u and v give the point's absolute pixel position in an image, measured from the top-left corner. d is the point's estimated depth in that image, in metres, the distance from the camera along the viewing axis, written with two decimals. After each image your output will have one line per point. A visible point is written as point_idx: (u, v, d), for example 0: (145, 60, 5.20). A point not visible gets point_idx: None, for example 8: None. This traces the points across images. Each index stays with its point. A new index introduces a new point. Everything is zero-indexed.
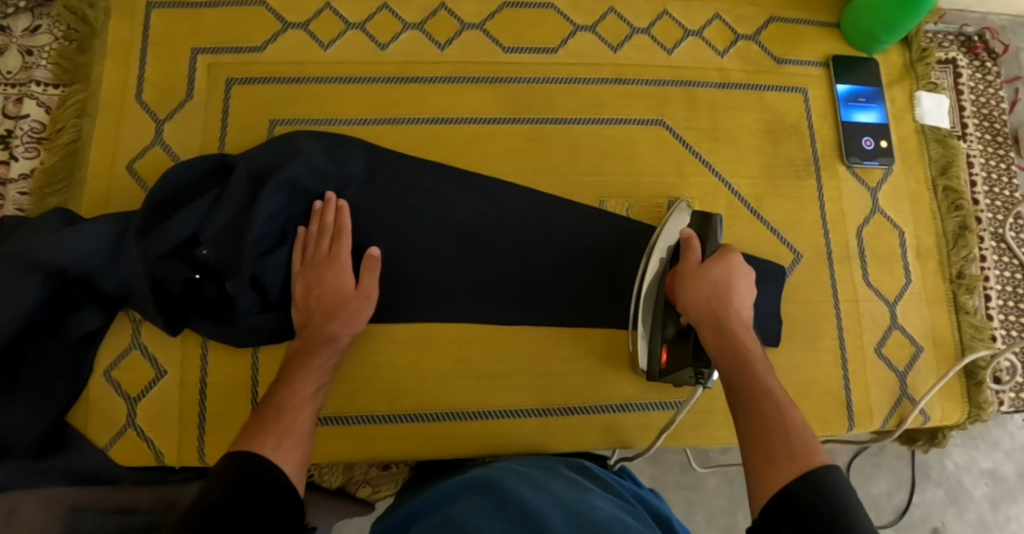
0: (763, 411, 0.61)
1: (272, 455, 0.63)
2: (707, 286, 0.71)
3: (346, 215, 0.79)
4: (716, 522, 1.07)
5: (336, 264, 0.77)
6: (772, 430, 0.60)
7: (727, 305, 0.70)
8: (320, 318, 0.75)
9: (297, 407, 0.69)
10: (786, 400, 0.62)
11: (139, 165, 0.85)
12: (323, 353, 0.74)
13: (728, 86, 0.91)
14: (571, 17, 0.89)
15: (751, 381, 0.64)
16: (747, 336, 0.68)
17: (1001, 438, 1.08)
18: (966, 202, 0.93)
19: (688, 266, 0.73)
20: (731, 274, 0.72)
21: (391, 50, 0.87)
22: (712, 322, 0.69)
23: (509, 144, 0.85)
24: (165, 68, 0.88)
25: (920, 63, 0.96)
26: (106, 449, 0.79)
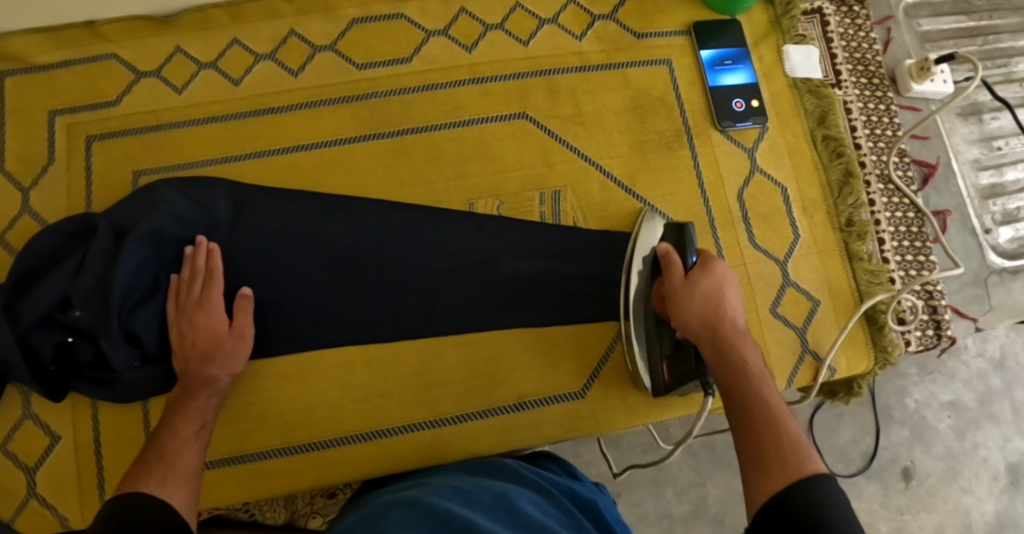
0: (758, 424, 0.63)
1: (158, 491, 0.63)
2: (701, 300, 0.71)
3: (217, 258, 0.79)
4: (686, 496, 1.06)
5: (206, 306, 0.77)
6: (770, 441, 0.61)
7: (724, 322, 0.70)
8: (195, 361, 0.75)
9: (180, 447, 0.69)
10: (781, 414, 0.63)
11: (10, 237, 0.84)
12: (203, 394, 0.75)
13: (588, 69, 0.91)
14: (421, 24, 0.90)
15: (750, 394, 0.65)
16: (743, 351, 0.69)
17: (957, 368, 1.08)
18: (848, 148, 0.93)
19: (675, 283, 0.73)
20: (720, 286, 0.72)
21: (245, 84, 0.88)
22: (709, 338, 0.70)
23: (370, 160, 0.86)
24: (24, 135, 0.87)
25: (784, 18, 0.95)
26: (11, 523, 0.79)
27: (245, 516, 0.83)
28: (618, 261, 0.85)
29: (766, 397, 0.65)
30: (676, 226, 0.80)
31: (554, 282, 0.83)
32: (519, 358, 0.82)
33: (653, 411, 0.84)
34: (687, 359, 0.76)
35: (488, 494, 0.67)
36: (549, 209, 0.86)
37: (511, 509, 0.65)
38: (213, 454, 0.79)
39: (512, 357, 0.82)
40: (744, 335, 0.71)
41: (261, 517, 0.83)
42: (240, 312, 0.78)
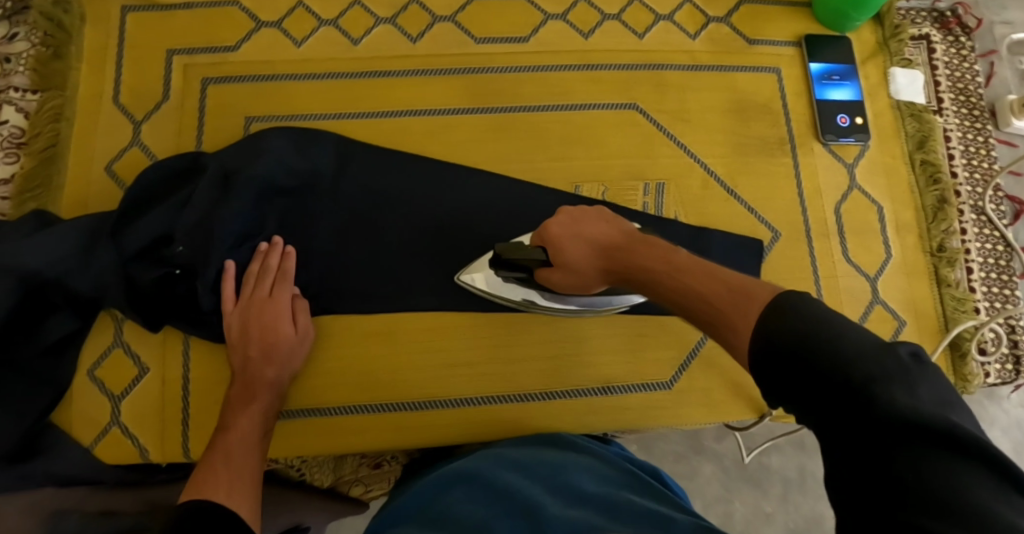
0: (699, 308, 0.54)
1: (228, 501, 0.65)
2: (578, 251, 0.69)
3: (291, 260, 0.79)
4: (712, 510, 1.05)
5: (273, 304, 0.77)
6: (713, 316, 0.52)
7: (608, 249, 0.67)
8: (261, 362, 0.75)
9: (244, 449, 0.71)
10: (704, 274, 0.56)
11: (118, 167, 0.86)
12: (267, 398, 0.75)
13: (699, 68, 0.92)
14: (541, 6, 0.91)
15: (676, 275, 0.58)
16: (636, 252, 0.64)
17: (998, 416, 1.07)
18: (944, 175, 0.93)
19: (560, 275, 0.72)
20: (579, 234, 0.70)
21: (363, 44, 0.89)
22: (614, 270, 0.66)
23: (479, 133, 0.87)
24: (142, 71, 0.88)
25: (892, 40, 0.96)
26: (91, 448, 0.80)
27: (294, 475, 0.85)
28: (713, 259, 0.85)
29: (685, 265, 0.58)
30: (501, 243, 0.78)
31: None
32: (608, 344, 0.83)
33: (732, 410, 0.83)
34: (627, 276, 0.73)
35: (547, 470, 0.66)
36: (652, 200, 0.86)
37: (567, 480, 0.64)
38: (300, 403, 0.79)
39: (600, 339, 0.83)
40: (625, 236, 0.67)
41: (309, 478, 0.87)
42: (303, 314, 0.78)
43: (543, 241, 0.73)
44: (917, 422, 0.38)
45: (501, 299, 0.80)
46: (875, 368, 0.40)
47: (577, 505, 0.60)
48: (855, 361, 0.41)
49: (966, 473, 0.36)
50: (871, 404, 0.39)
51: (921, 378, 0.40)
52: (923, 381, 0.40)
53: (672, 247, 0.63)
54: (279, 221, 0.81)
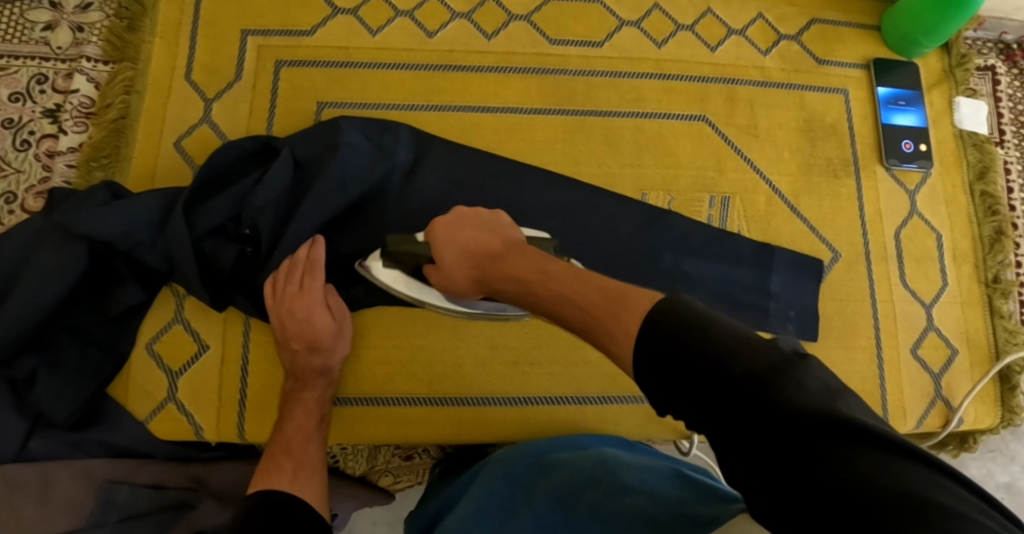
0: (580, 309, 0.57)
1: (291, 487, 0.67)
2: (456, 260, 0.71)
3: (320, 248, 0.79)
4: None
5: (305, 293, 0.77)
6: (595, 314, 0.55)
7: (481, 261, 0.69)
8: (303, 351, 0.76)
9: (305, 439, 0.72)
10: (584, 282, 0.59)
11: (187, 143, 0.86)
12: (317, 385, 0.76)
13: (768, 85, 0.92)
14: (616, 12, 0.91)
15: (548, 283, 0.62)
16: (510, 261, 0.67)
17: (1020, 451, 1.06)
18: (1003, 208, 0.94)
19: (439, 275, 0.73)
20: (460, 239, 0.71)
21: (438, 38, 0.89)
22: (491, 279, 0.69)
23: (550, 134, 0.87)
24: (215, 49, 0.88)
25: (959, 69, 0.97)
26: (145, 422, 0.80)
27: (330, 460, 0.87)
28: (774, 275, 0.85)
29: (558, 274, 0.62)
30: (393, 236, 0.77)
31: (711, 283, 0.84)
32: None
33: None
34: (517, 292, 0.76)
35: (588, 459, 0.64)
36: (717, 213, 0.87)
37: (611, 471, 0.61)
38: (360, 391, 0.80)
39: None
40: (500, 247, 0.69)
41: (343, 465, 0.88)
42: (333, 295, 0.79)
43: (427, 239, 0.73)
44: (819, 415, 0.39)
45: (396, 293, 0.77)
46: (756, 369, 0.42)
47: (619, 499, 0.56)
48: (745, 362, 0.43)
49: (872, 455, 0.38)
50: (774, 402, 0.40)
51: (808, 371, 0.42)
52: (809, 374, 0.42)
53: (543, 256, 0.66)
54: (349, 208, 0.81)
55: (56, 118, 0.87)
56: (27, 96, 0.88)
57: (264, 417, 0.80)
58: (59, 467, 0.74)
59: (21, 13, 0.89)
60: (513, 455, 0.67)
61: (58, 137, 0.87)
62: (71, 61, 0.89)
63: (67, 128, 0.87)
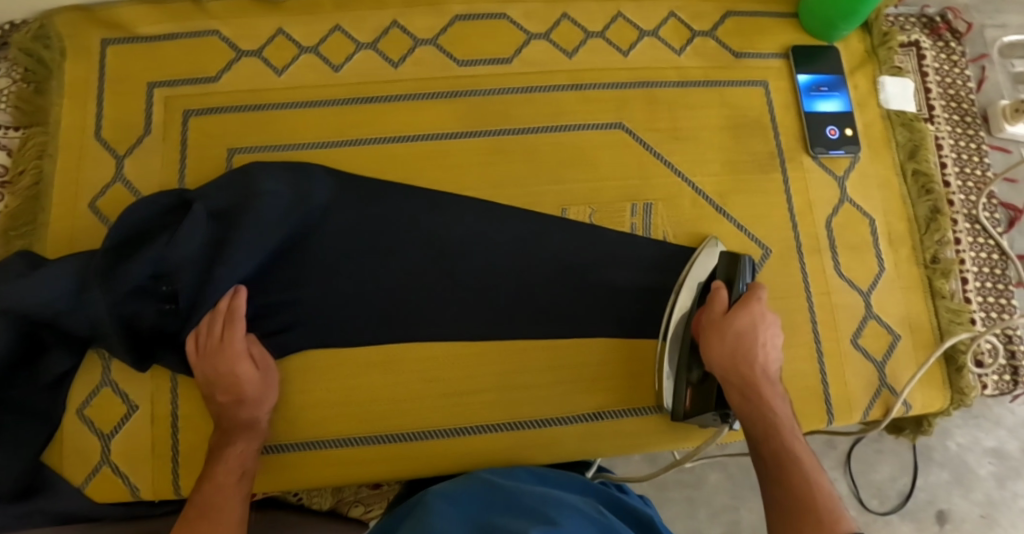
0: (789, 478, 0.66)
1: None
2: (731, 339, 0.74)
3: (241, 298, 0.77)
4: (719, 519, 1.03)
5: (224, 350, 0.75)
6: (796, 498, 0.64)
7: (751, 363, 0.73)
8: (230, 405, 0.75)
9: (223, 498, 0.69)
10: (813, 466, 0.67)
11: (101, 204, 0.85)
12: (244, 438, 0.75)
13: (686, 84, 0.91)
14: (524, 26, 0.90)
15: (780, 446, 0.69)
16: (765, 393, 0.73)
17: (1004, 415, 1.04)
18: (937, 185, 0.92)
19: (711, 318, 0.75)
20: (754, 324, 0.75)
21: (345, 71, 0.88)
22: (740, 386, 0.73)
23: (465, 158, 0.86)
24: (124, 105, 0.88)
25: (882, 48, 0.95)
26: (82, 488, 0.79)
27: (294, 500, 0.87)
28: None
29: (790, 445, 0.69)
30: (732, 256, 0.81)
31: (641, 294, 0.83)
32: (601, 367, 0.82)
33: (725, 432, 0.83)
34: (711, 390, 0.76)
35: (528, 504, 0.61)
36: (640, 221, 0.85)
37: (549, 517, 0.58)
38: (292, 437, 0.79)
39: (593, 366, 0.82)
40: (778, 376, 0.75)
41: (308, 501, 0.87)
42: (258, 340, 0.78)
43: (742, 305, 0.76)
44: None
45: (681, 274, 0.82)
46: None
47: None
48: None
49: None
50: None
51: None
52: None
53: (779, 402, 0.73)
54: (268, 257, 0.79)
55: None
56: None
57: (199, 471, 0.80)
58: None
59: None
60: (484, 485, 0.67)
61: None
62: None
63: None
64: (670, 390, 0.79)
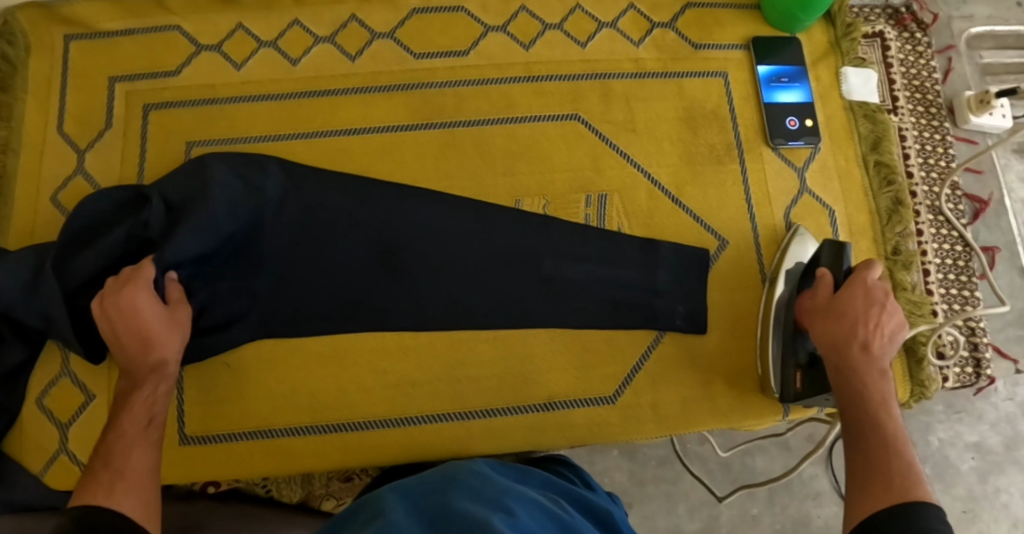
0: (872, 448, 0.66)
1: (109, 502, 0.62)
2: (847, 318, 0.73)
3: None
4: (697, 514, 1.01)
5: (132, 300, 0.73)
6: (873, 465, 0.65)
7: (856, 340, 0.72)
8: (134, 352, 0.73)
9: (132, 446, 0.68)
10: (899, 441, 0.66)
11: (63, 197, 0.86)
12: (152, 382, 0.73)
13: (643, 76, 0.91)
14: (482, 19, 0.90)
15: (873, 418, 0.69)
16: (873, 367, 0.72)
17: (986, 410, 1.02)
18: (899, 176, 0.92)
19: (811, 304, 0.76)
20: (870, 305, 0.73)
21: (303, 65, 0.89)
22: (835, 358, 0.73)
23: (420, 150, 0.86)
24: (86, 99, 0.89)
25: (845, 39, 0.94)
26: (41, 475, 0.80)
27: (262, 491, 0.87)
28: (661, 270, 0.84)
29: (882, 416, 0.69)
30: (834, 243, 0.79)
31: (592, 285, 0.83)
32: (552, 358, 0.82)
33: (680, 424, 0.83)
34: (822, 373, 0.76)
35: (485, 488, 0.57)
36: (594, 212, 0.86)
37: (503, 505, 0.54)
38: (244, 426, 0.80)
39: (545, 357, 0.82)
40: (886, 353, 0.73)
41: (278, 495, 0.87)
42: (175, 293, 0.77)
43: (852, 283, 0.75)
44: None
45: (775, 261, 0.86)
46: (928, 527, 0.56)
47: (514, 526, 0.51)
48: None
49: None
50: None
51: None
52: None
53: (886, 378, 0.72)
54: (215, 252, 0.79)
55: None
56: None
57: None
58: None
59: None
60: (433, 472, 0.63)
61: None
62: None
63: None
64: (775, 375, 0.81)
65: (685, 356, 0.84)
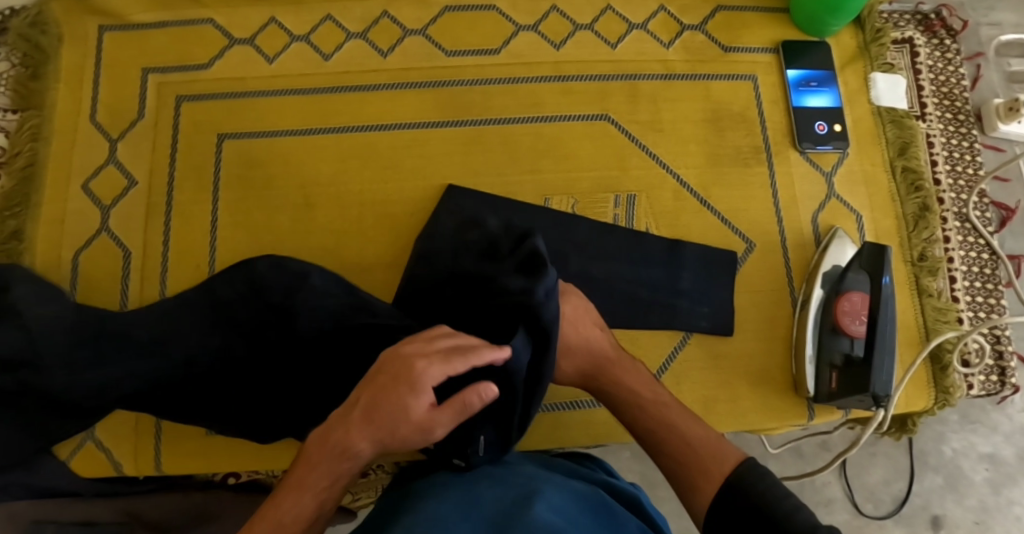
0: (665, 447, 0.63)
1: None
2: (560, 333, 0.70)
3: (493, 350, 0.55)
4: None
5: (421, 382, 0.54)
6: (682, 457, 0.61)
7: (598, 353, 0.70)
8: (369, 431, 0.55)
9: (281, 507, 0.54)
10: (681, 425, 0.64)
11: (94, 185, 0.87)
12: (325, 467, 0.56)
13: (672, 78, 0.91)
14: (512, 18, 0.91)
15: (655, 419, 0.65)
16: (623, 375, 0.69)
17: (1001, 421, 1.02)
18: (926, 182, 0.92)
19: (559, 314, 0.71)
20: (569, 314, 0.71)
21: (335, 60, 0.89)
22: (586, 381, 0.71)
23: (449, 146, 0.87)
24: (119, 90, 0.89)
25: (873, 45, 0.94)
26: (66, 461, 0.81)
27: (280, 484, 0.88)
28: (684, 272, 0.84)
29: (653, 413, 0.66)
30: (874, 246, 0.81)
31: (617, 284, 0.83)
32: None
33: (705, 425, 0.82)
34: (856, 372, 0.78)
35: (514, 478, 0.59)
36: (622, 212, 0.86)
37: (532, 491, 0.56)
38: None
39: None
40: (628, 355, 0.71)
41: None
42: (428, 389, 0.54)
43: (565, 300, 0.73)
44: None
45: (813, 262, 0.87)
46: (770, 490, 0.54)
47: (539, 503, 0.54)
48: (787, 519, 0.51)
49: None
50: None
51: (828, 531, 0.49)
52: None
53: (642, 373, 0.70)
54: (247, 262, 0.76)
55: None
56: None
57: (181, 447, 0.82)
58: None
59: None
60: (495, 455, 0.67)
61: None
62: None
63: None
64: (811, 374, 0.82)
65: (710, 357, 0.84)
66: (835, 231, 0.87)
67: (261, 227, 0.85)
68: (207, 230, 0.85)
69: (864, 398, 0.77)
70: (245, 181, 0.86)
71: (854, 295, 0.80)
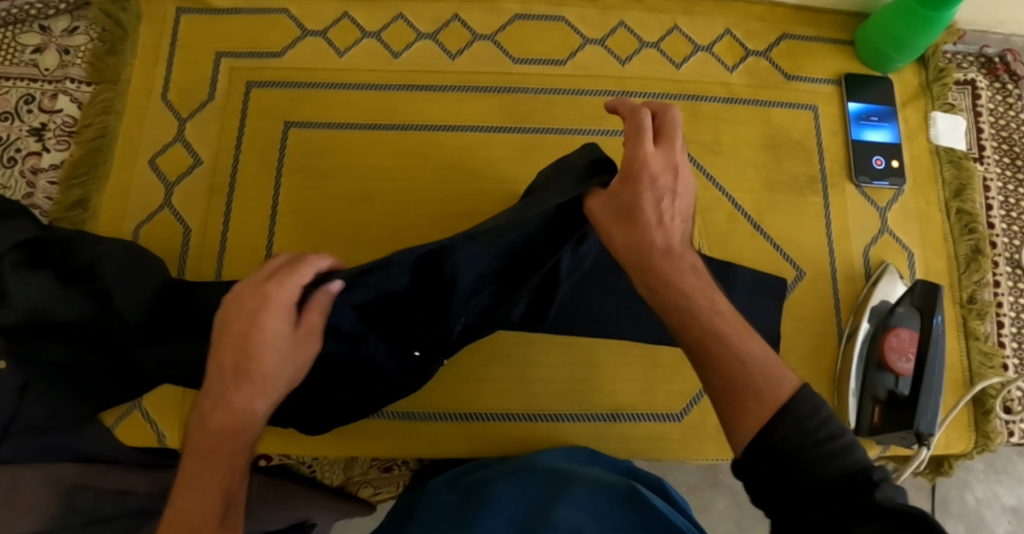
0: (718, 356, 0.52)
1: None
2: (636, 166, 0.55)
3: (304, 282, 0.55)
4: None
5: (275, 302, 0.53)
6: (733, 378, 0.51)
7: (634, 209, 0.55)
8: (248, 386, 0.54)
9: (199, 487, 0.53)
10: (739, 333, 0.53)
11: (160, 161, 0.89)
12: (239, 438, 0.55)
13: (734, 101, 0.92)
14: (580, 30, 0.92)
15: (711, 321, 0.53)
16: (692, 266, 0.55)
17: None
18: (981, 225, 0.91)
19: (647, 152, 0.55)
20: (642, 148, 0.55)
21: (404, 58, 0.91)
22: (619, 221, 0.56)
23: (510, 151, 0.88)
24: (192, 70, 0.92)
25: (936, 84, 0.95)
26: (112, 429, 0.81)
27: (306, 471, 0.88)
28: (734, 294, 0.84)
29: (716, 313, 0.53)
30: (926, 284, 0.82)
31: None
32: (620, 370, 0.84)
33: None
34: (900, 408, 0.78)
35: (531, 480, 0.66)
36: None
37: (559, 491, 0.63)
38: None
39: (615, 368, 0.84)
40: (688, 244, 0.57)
41: (319, 476, 0.89)
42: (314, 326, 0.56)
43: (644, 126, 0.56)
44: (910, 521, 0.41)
45: (861, 296, 0.87)
46: (824, 421, 0.47)
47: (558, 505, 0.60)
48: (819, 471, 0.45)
49: None
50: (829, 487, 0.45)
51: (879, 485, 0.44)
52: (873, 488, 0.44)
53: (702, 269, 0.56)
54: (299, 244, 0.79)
55: (40, 136, 0.92)
56: (16, 116, 0.92)
57: None
58: (26, 470, 0.76)
59: (13, 37, 0.94)
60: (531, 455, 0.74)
61: (42, 154, 0.91)
62: (56, 83, 0.93)
63: (51, 146, 0.92)
64: (853, 407, 0.82)
65: None
66: (884, 266, 0.88)
67: (320, 215, 0.86)
68: (267, 213, 0.86)
69: (905, 435, 0.77)
70: (307, 168, 0.88)
71: (903, 332, 0.80)
